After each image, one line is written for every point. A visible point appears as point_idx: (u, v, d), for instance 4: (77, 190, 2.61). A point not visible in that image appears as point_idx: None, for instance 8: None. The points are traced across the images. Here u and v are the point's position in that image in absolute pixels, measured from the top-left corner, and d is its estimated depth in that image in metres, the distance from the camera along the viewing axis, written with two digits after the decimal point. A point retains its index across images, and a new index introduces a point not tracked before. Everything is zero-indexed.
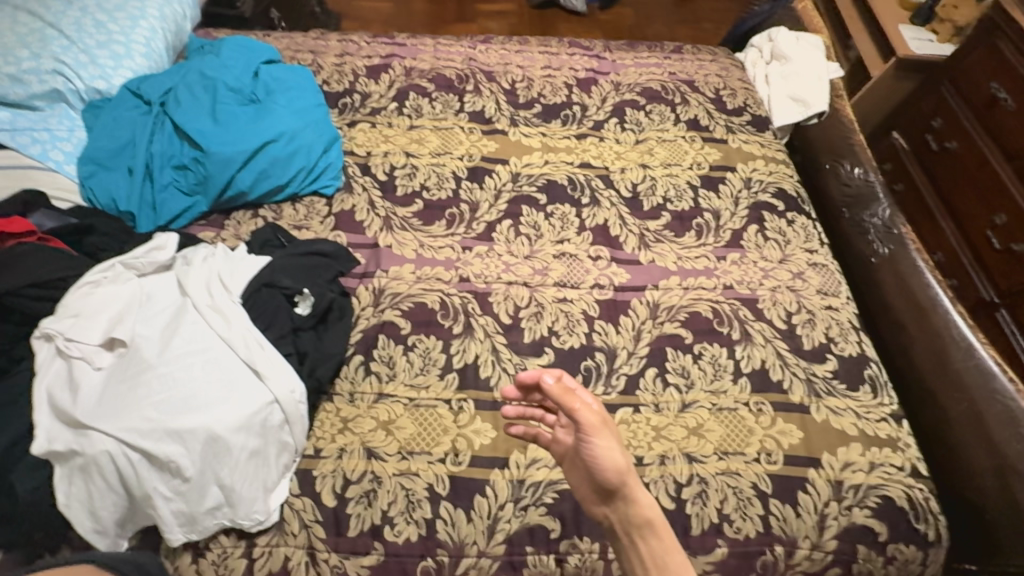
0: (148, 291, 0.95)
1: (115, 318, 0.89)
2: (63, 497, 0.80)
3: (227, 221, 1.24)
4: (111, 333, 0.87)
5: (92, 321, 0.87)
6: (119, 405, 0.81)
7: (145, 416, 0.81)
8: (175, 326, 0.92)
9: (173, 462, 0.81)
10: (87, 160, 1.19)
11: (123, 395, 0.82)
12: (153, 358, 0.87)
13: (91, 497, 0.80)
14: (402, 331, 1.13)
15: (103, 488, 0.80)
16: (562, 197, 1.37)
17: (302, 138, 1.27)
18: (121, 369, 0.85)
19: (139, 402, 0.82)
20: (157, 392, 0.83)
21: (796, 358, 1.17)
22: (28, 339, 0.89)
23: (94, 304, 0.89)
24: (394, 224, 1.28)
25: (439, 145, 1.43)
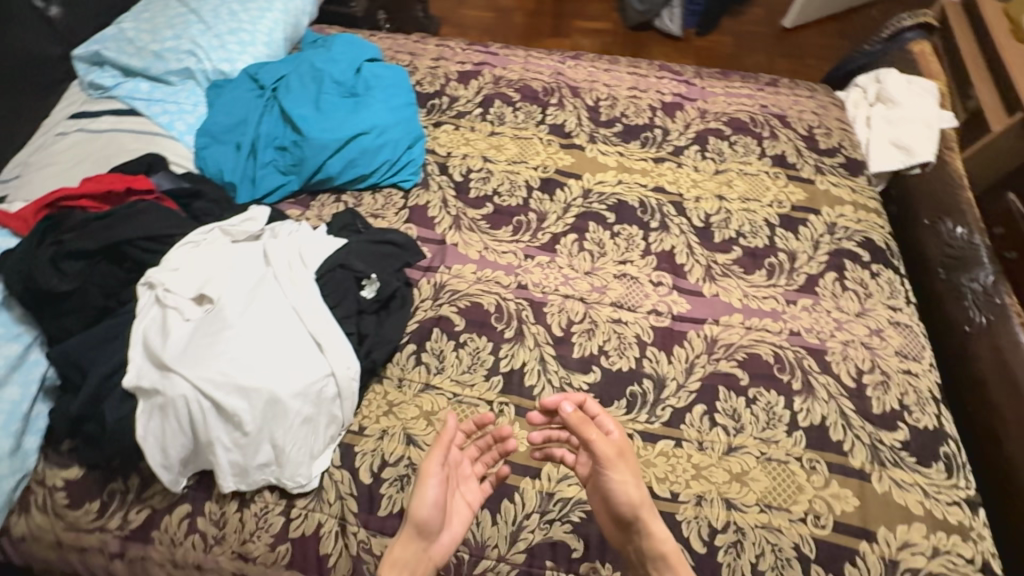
0: (237, 255, 1.03)
1: (207, 276, 0.98)
2: (141, 430, 0.88)
3: (312, 202, 1.33)
4: (202, 289, 0.96)
5: (189, 277, 0.96)
6: (200, 355, 0.89)
7: (220, 369, 0.88)
8: (255, 291, 0.99)
9: (237, 416, 0.87)
10: (204, 133, 1.32)
11: (204, 348, 0.89)
12: (234, 318, 0.94)
13: (163, 435, 0.88)
14: (455, 328, 1.17)
15: (175, 428, 0.87)
16: (631, 219, 1.36)
17: (391, 133, 1.35)
18: (205, 322, 0.93)
19: (217, 356, 0.89)
20: (232, 350, 0.90)
21: (862, 420, 1.09)
22: (133, 284, 0.99)
23: (192, 261, 0.98)
24: (463, 224, 1.33)
25: (516, 153, 1.47)
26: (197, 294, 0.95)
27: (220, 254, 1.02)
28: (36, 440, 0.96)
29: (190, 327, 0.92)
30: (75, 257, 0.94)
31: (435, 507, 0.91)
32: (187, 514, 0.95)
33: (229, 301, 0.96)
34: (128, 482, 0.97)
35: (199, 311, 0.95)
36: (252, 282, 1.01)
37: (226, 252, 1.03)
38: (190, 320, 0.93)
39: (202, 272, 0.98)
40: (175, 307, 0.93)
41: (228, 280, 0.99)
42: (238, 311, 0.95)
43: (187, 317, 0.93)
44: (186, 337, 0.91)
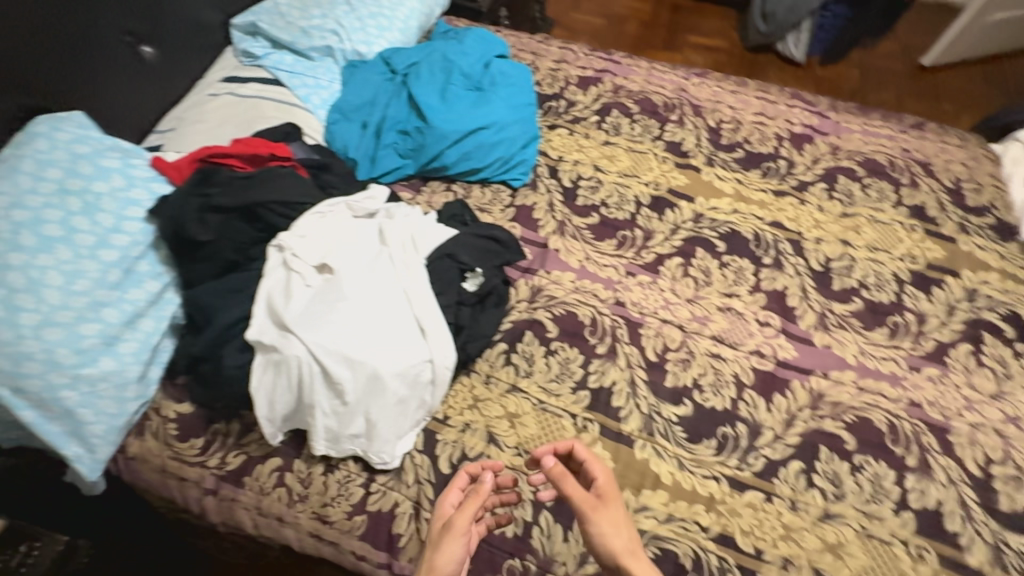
0: (357, 229, 1.07)
1: (329, 247, 1.02)
2: (254, 382, 0.93)
3: (422, 187, 1.36)
4: (324, 258, 1.00)
5: (314, 245, 1.01)
6: (316, 322, 0.93)
7: (332, 337, 0.92)
8: (371, 268, 1.02)
9: (342, 385, 0.91)
10: (335, 109, 1.38)
11: (322, 315, 0.94)
12: (350, 291, 0.97)
13: (273, 390, 0.92)
14: (548, 334, 1.16)
15: (285, 385, 0.91)
16: (743, 251, 1.29)
17: (509, 130, 1.35)
18: (324, 291, 0.97)
19: (332, 325, 0.93)
20: (345, 321, 0.94)
21: (985, 515, 0.98)
22: (261, 243, 1.05)
23: (318, 230, 1.03)
24: (567, 231, 1.31)
25: (628, 166, 1.43)
26: (319, 263, 1.00)
27: (342, 227, 1.06)
28: (158, 371, 1.05)
29: (310, 293, 0.97)
30: (217, 210, 1.01)
31: (460, 564, 0.84)
32: (277, 468, 1.00)
33: (347, 273, 0.99)
34: (230, 426, 1.03)
35: (319, 278, 0.99)
36: (368, 258, 1.04)
37: (348, 226, 1.07)
38: (310, 287, 0.98)
39: (326, 242, 1.02)
40: (299, 272, 0.98)
41: (347, 253, 1.03)
42: (354, 285, 0.99)
43: (308, 283, 0.98)
44: (306, 302, 0.96)
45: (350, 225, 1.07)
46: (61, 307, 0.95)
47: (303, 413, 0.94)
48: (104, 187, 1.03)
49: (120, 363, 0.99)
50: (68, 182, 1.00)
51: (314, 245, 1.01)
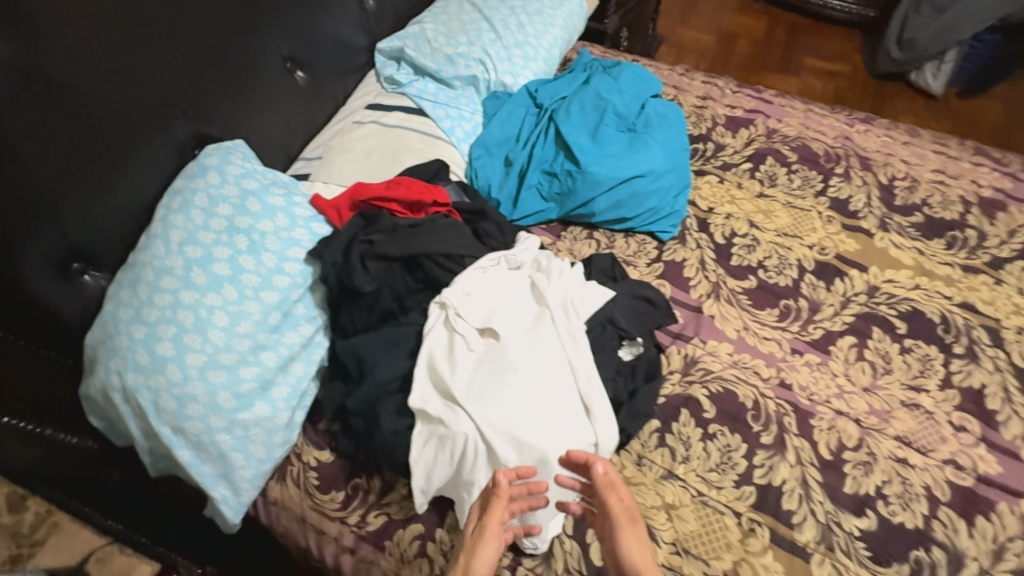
0: (518, 288, 1.01)
1: (492, 307, 0.96)
2: (414, 452, 0.88)
3: (563, 232, 1.29)
4: (488, 320, 0.94)
5: (477, 305, 0.96)
6: (482, 392, 0.88)
7: (499, 411, 0.86)
8: (534, 333, 0.95)
9: (508, 468, 0.84)
10: (478, 143, 1.33)
11: (489, 388, 0.88)
12: (516, 361, 0.91)
13: (433, 463, 0.86)
14: (705, 414, 1.05)
15: (446, 461, 0.86)
16: (928, 336, 1.13)
17: (664, 179, 1.25)
18: (488, 357, 0.91)
19: (500, 400, 0.87)
20: (512, 394, 0.87)
21: None
22: (417, 294, 1.00)
23: (481, 288, 0.98)
24: (722, 294, 1.20)
25: (788, 224, 1.30)
26: (482, 324, 0.94)
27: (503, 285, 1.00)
28: (303, 415, 1.02)
29: (474, 358, 0.92)
30: (381, 258, 0.97)
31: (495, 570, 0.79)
32: (419, 536, 0.95)
33: (512, 338, 0.93)
34: (371, 482, 1.00)
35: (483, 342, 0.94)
36: (529, 321, 0.97)
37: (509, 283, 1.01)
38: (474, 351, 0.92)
39: (488, 302, 0.97)
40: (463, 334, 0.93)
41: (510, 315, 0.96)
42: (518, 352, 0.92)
43: (472, 346, 0.92)
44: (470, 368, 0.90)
45: (510, 283, 1.01)
46: (224, 349, 0.93)
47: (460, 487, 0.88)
48: (268, 226, 1.01)
49: (273, 408, 0.97)
50: (236, 220, 0.99)
51: (478, 305, 0.96)
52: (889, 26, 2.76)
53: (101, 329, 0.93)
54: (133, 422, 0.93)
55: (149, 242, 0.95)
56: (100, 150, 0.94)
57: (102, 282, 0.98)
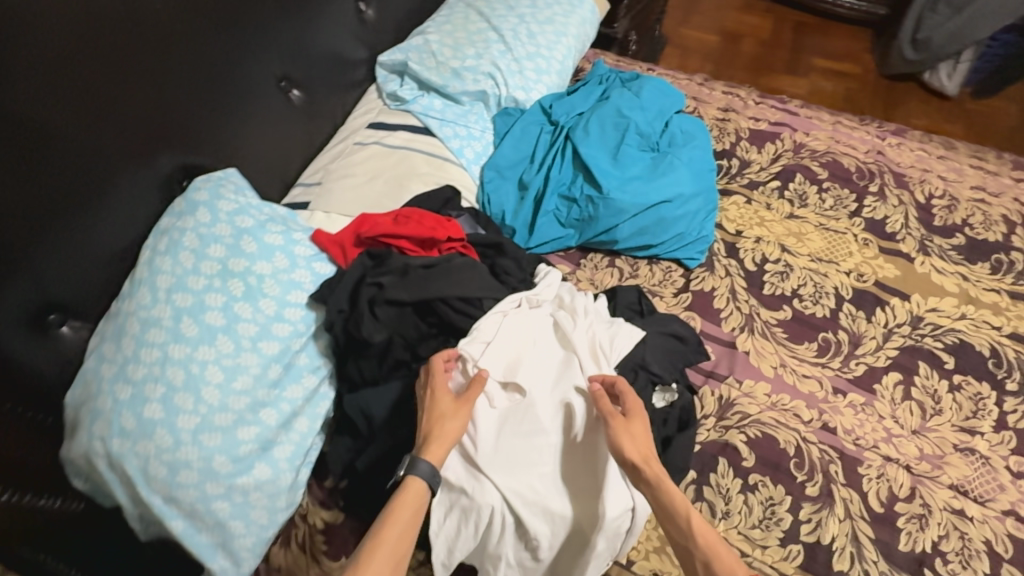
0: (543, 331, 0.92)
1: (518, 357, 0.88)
2: (433, 525, 0.78)
3: (582, 260, 1.20)
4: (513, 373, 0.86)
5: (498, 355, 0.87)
6: (511, 458, 0.81)
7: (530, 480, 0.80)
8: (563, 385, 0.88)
9: (539, 541, 0.77)
10: (490, 165, 1.23)
11: (517, 453, 0.81)
12: (545, 420, 0.83)
13: (455, 536, 0.77)
14: (745, 463, 0.97)
15: (471, 534, 0.77)
16: (979, 371, 1.06)
17: (691, 202, 1.16)
18: (514, 415, 0.84)
19: (529, 466, 0.80)
20: (543, 459, 0.82)
21: None
22: (432, 340, 0.92)
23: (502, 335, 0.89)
24: (756, 327, 1.12)
25: (822, 248, 1.22)
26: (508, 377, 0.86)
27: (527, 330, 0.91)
28: (307, 473, 0.93)
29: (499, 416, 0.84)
30: (391, 303, 0.89)
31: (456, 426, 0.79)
32: None
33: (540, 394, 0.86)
34: None
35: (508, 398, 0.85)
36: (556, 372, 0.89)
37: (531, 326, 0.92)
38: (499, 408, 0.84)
39: (512, 350, 0.88)
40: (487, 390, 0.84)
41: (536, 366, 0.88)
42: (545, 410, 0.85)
43: (496, 403, 0.84)
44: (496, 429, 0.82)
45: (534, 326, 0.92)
46: (220, 409, 0.84)
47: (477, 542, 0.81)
48: (266, 268, 0.92)
49: (275, 470, 0.88)
50: (230, 262, 0.90)
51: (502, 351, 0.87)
52: (903, 25, 2.67)
53: (82, 388, 0.84)
54: (119, 492, 0.84)
55: (134, 290, 0.86)
56: (76, 191, 0.84)
57: (82, 333, 0.89)
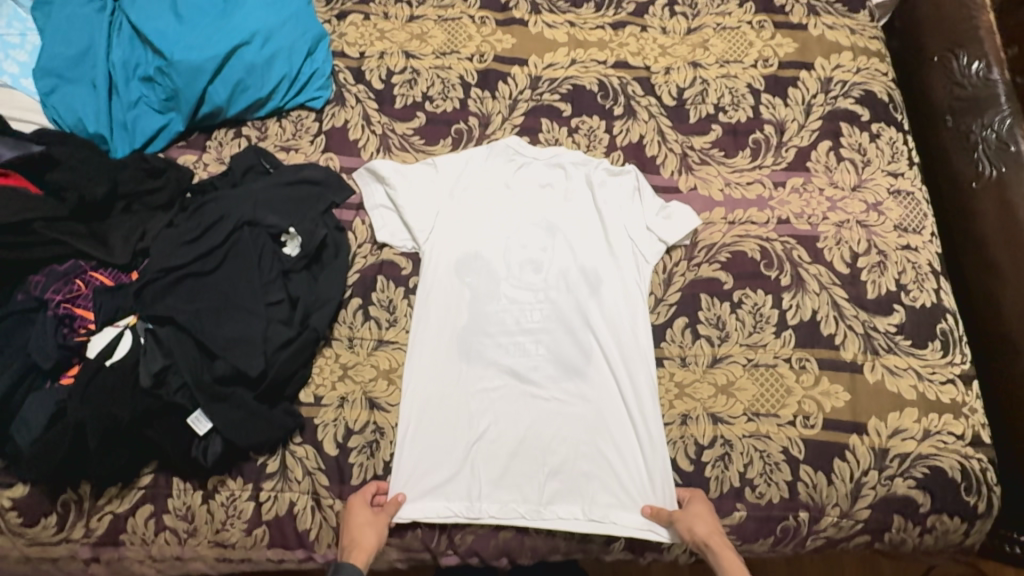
0: (602, 200, 1.05)
1: (487, 186, 1.07)
2: (451, 415, 0.94)
3: (208, 140, 1.10)
4: (463, 203, 1.05)
5: (496, 140, 1.11)
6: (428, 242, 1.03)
7: (425, 464, 0.92)
8: (637, 416, 0.94)
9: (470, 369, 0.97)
10: (43, 72, 1.03)
11: (464, 309, 1.00)
12: (479, 286, 1.01)
13: (445, 349, 0.98)
14: (402, 272, 1.03)
15: (451, 336, 0.99)
16: (590, 108, 1.14)
17: (280, 38, 1.09)
18: (462, 253, 1.03)
19: (473, 330, 0.99)
20: (461, 220, 1.04)
21: (856, 309, 1.01)
22: (18, 291, 0.86)
23: (502, 224, 1.05)
24: (393, 144, 1.12)
25: (443, 41, 1.19)
26: (458, 194, 1.06)
27: (513, 169, 1.08)
28: None
29: (439, 236, 1.03)
30: None
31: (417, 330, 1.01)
32: (153, 513, 0.87)
33: (494, 259, 1.03)
34: (78, 493, 0.87)
35: (448, 203, 1.05)
36: (553, 342, 0.99)
37: (659, 208, 1.04)
38: (435, 214, 1.04)
39: (462, 213, 1.05)
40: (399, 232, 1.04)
41: (582, 287, 1.01)
42: (523, 333, 0.99)
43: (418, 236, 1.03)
44: (409, 204, 1.04)
45: (635, 193, 1.06)
46: None
47: (447, 285, 1.01)
48: None
49: None
50: None
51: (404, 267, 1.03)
52: None
53: None
54: None
55: None
56: None
57: None
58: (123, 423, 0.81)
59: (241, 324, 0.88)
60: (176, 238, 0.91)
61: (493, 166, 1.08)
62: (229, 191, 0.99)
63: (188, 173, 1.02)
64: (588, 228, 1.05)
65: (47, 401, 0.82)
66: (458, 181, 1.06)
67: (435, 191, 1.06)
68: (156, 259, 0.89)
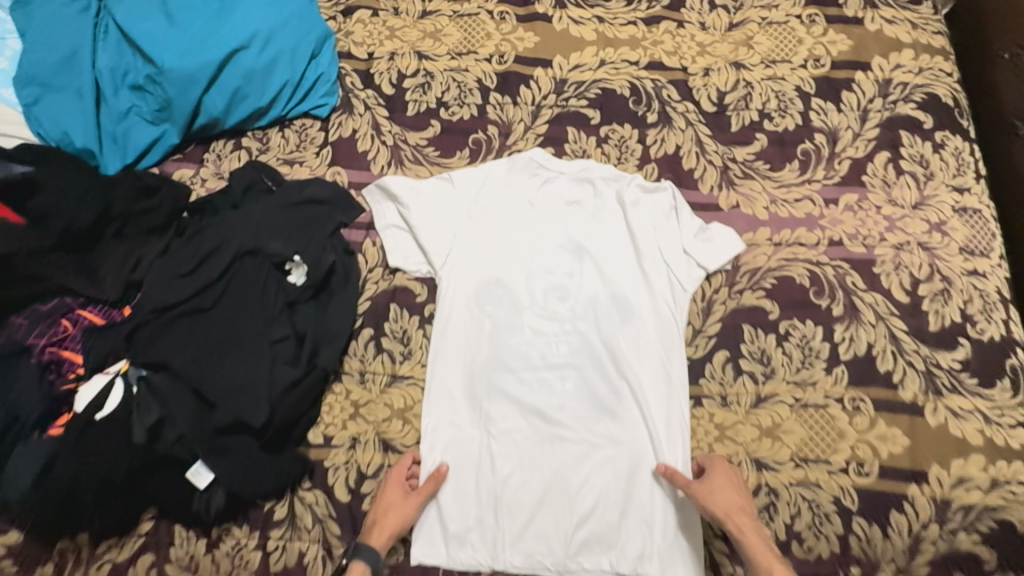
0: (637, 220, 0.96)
1: (509, 204, 0.97)
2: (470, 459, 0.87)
3: (205, 153, 1.01)
4: (483, 223, 0.96)
5: (518, 152, 1.01)
6: (444, 267, 0.94)
7: (441, 514, 0.85)
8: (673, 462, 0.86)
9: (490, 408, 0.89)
10: (26, 81, 0.94)
11: (484, 342, 0.92)
12: (499, 316, 0.92)
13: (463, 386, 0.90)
14: (417, 299, 0.95)
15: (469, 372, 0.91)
16: (621, 115, 1.03)
17: (281, 40, 0.99)
18: (481, 279, 0.94)
19: (492, 364, 0.91)
20: (480, 242, 0.95)
21: (916, 343, 0.91)
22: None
23: (526, 245, 0.95)
24: (405, 156, 1.02)
25: (459, 40, 1.08)
26: (477, 213, 0.96)
27: (537, 184, 0.99)
28: None
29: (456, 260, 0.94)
30: None
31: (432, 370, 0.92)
32: (154, 564, 0.78)
33: (517, 286, 0.93)
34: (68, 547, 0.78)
35: (467, 223, 0.96)
36: (581, 378, 0.90)
37: (697, 229, 0.96)
38: (452, 236, 0.95)
39: (481, 234, 0.95)
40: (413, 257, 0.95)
41: (614, 317, 0.92)
42: (548, 368, 0.91)
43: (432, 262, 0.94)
44: (424, 225, 0.95)
45: (672, 213, 0.97)
46: None
47: (466, 314, 0.93)
48: None
49: None
50: None
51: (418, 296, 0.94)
52: None
53: None
54: None
55: None
56: None
57: None
58: (118, 477, 0.75)
59: (242, 366, 0.80)
60: (171, 272, 0.84)
61: (515, 181, 0.99)
62: (228, 215, 0.91)
63: (185, 190, 0.94)
64: (619, 251, 0.96)
65: (32, 453, 0.75)
66: (477, 198, 0.97)
67: (451, 210, 0.96)
68: (151, 290, 0.82)
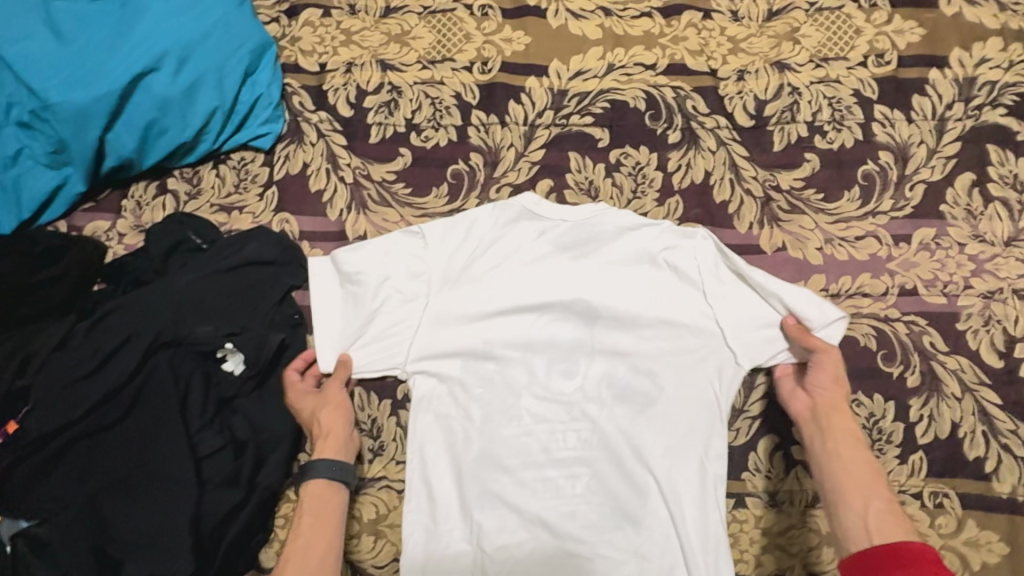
0: (659, 274, 0.76)
1: (499, 257, 0.77)
2: None
3: (123, 200, 0.82)
4: (466, 285, 0.76)
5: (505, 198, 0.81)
6: (420, 343, 0.75)
7: None
8: None
9: (483, 519, 0.71)
10: None
11: (472, 436, 0.73)
12: (491, 402, 0.74)
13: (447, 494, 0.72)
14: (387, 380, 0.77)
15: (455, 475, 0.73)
16: (636, 134, 0.83)
17: (202, 56, 0.79)
18: (467, 356, 0.75)
19: (484, 463, 0.72)
20: (463, 310, 0.75)
21: (1012, 420, 0.73)
22: None
23: (521, 311, 0.76)
24: (368, 196, 0.82)
25: (432, 44, 0.87)
26: (458, 272, 0.76)
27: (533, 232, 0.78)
28: None
29: (435, 333, 0.75)
30: None
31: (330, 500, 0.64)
32: None
33: (510, 363, 0.75)
34: None
35: (446, 285, 0.76)
36: (595, 479, 0.72)
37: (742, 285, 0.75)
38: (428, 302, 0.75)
39: (464, 298, 0.76)
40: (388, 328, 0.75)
41: (634, 401, 0.74)
42: (553, 468, 0.72)
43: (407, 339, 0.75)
44: (394, 291, 0.75)
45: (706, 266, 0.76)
46: None
47: (449, 403, 0.74)
48: None
49: None
50: None
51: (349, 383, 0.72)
52: None
53: None
54: None
55: None
56: None
57: None
58: None
59: (163, 496, 0.64)
60: (58, 385, 0.66)
61: (506, 229, 0.78)
62: (143, 288, 0.72)
63: (100, 249, 0.75)
64: (640, 313, 0.75)
65: None
66: (460, 254, 0.77)
67: (427, 269, 0.76)
68: (39, 410, 0.65)
